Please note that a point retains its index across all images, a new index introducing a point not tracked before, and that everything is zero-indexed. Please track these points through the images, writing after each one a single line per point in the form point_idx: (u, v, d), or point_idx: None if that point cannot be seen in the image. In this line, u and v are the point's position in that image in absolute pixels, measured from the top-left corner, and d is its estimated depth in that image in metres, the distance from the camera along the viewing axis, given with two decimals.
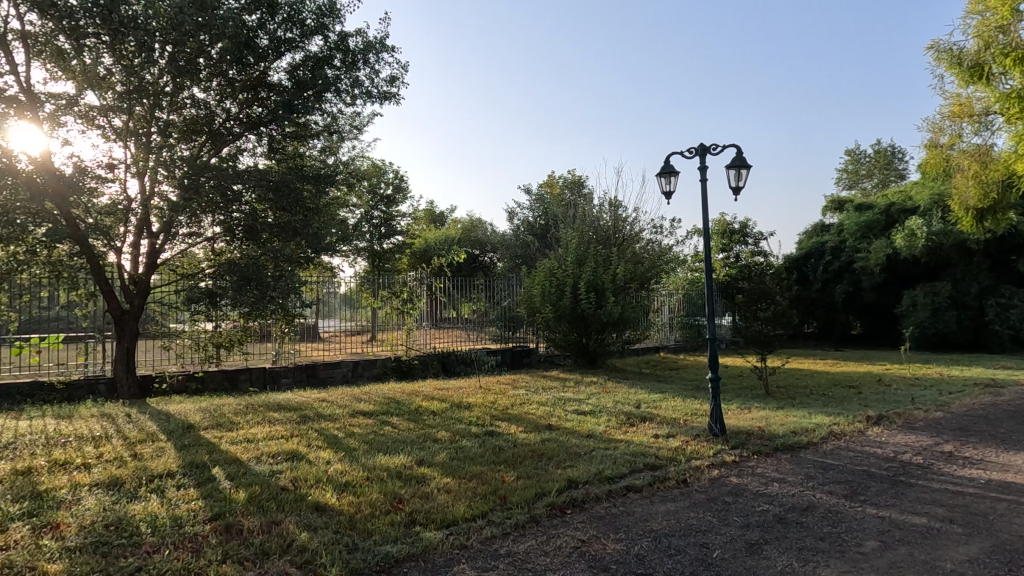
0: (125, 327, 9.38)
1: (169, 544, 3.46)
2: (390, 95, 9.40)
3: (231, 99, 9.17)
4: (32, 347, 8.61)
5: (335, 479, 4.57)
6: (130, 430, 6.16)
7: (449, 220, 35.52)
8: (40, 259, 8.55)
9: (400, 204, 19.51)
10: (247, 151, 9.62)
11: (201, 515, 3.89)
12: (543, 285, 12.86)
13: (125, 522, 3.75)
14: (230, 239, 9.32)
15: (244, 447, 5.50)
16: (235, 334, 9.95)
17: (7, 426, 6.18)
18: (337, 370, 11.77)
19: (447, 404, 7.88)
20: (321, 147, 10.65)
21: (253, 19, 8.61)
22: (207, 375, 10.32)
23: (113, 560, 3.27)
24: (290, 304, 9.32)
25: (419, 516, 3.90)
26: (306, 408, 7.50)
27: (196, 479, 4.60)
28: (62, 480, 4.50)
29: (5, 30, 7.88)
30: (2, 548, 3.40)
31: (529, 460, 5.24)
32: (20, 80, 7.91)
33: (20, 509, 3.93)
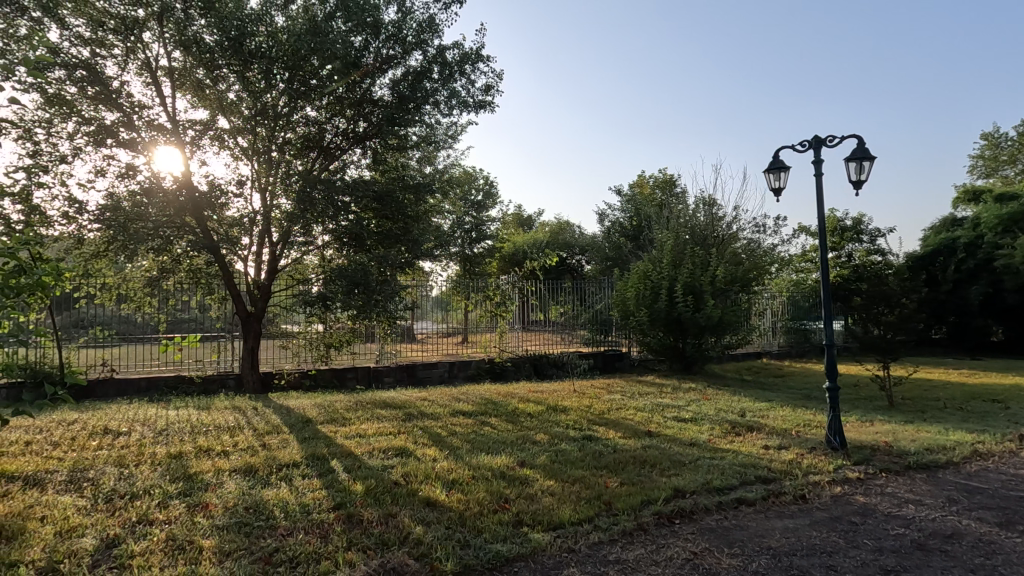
0: (249, 328, 10.39)
1: (301, 529, 3.77)
2: (486, 103, 9.66)
3: (339, 116, 9.78)
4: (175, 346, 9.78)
5: (443, 476, 4.75)
6: (258, 422, 6.79)
7: (537, 223, 35.79)
8: (184, 268, 9.81)
9: (491, 209, 20.02)
10: (353, 163, 10.27)
11: (325, 504, 4.19)
12: (637, 288, 12.57)
13: (262, 506, 4.14)
14: (339, 247, 9.98)
15: (357, 442, 5.87)
16: (344, 334, 10.67)
17: (159, 415, 7.05)
18: (434, 371, 12.26)
19: (544, 406, 7.93)
20: (419, 157, 11.22)
21: (361, 41, 9.13)
22: (319, 373, 11.10)
23: (254, 539, 3.61)
24: (392, 307, 9.88)
25: (526, 517, 3.95)
26: (410, 405, 7.86)
27: (318, 470, 4.97)
28: (207, 465, 5.05)
29: (156, 67, 9.00)
30: (165, 521, 3.87)
31: (631, 467, 5.14)
32: (166, 111, 9.00)
33: (176, 489, 4.46)
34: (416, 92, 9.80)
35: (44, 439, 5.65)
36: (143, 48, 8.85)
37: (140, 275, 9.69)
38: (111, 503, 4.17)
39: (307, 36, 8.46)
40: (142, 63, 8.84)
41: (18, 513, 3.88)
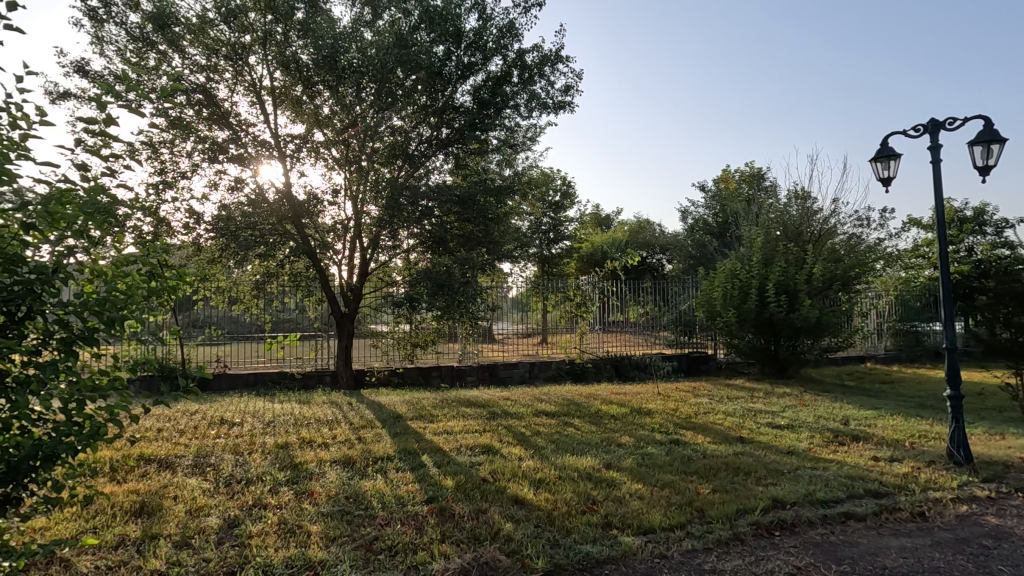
0: (343, 326, 11.04)
1: (397, 519, 3.95)
2: (565, 104, 9.66)
3: (423, 124, 10.16)
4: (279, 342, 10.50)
5: (530, 475, 4.80)
6: (354, 416, 7.19)
7: (615, 222, 35.28)
8: (286, 272, 10.67)
9: (568, 209, 19.99)
10: (437, 169, 10.60)
11: (418, 496, 4.38)
12: (724, 287, 11.99)
13: (361, 496, 4.39)
14: (423, 249, 10.37)
15: (446, 439, 6.07)
16: (429, 334, 11.09)
17: (268, 407, 7.67)
18: (515, 370, 12.42)
19: (627, 409, 7.78)
20: (498, 160, 11.39)
21: (443, 49, 9.45)
22: (406, 371, 11.58)
23: (355, 527, 3.83)
24: (474, 307, 10.15)
25: (615, 520, 3.90)
26: (494, 405, 7.98)
27: (410, 464, 5.19)
28: (310, 455, 5.42)
29: (261, 87, 9.79)
30: (277, 506, 4.20)
31: (723, 474, 4.94)
32: (270, 128, 9.77)
33: (285, 476, 4.82)
34: (496, 96, 10.02)
35: (172, 427, 6.31)
36: (249, 71, 9.64)
37: (248, 281, 10.40)
38: (231, 487, 4.59)
39: (395, 50, 8.96)
40: (248, 85, 9.63)
41: (156, 492, 4.36)
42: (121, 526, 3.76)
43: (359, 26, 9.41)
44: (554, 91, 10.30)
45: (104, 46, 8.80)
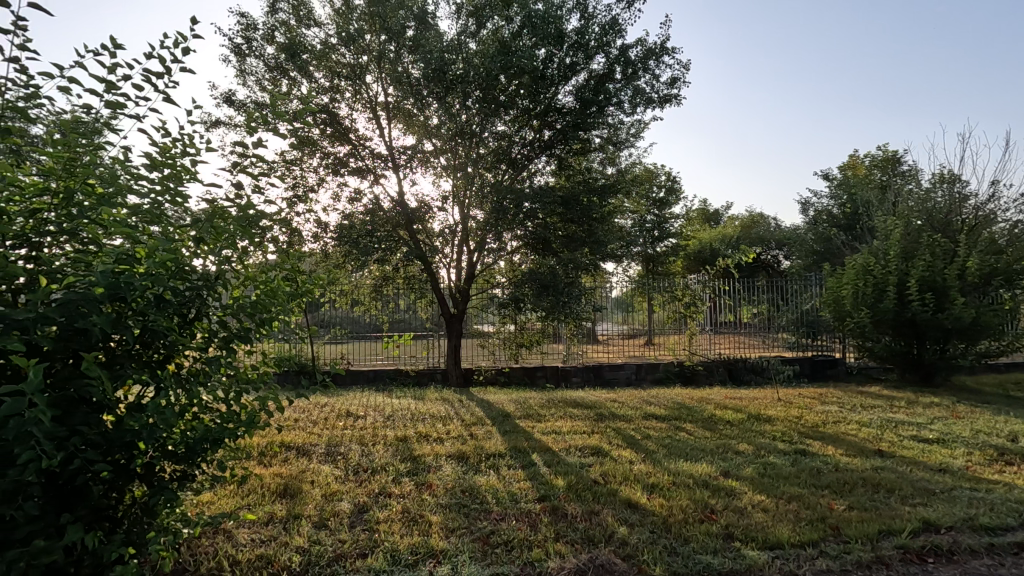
0: (453, 327, 11.58)
1: (512, 515, 4.05)
2: (671, 97, 9.35)
3: (526, 127, 10.33)
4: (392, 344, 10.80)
5: (642, 479, 4.69)
6: (465, 413, 7.48)
7: (725, 217, 33.50)
8: (400, 276, 11.32)
9: (673, 205, 19.30)
10: (539, 171, 10.73)
11: (531, 495, 4.45)
12: (855, 285, 10.88)
13: (476, 490, 4.55)
14: (528, 250, 10.51)
15: (555, 438, 6.12)
16: (534, 334, 11.28)
17: (387, 402, 8.21)
18: (621, 372, 12.22)
19: (745, 415, 7.34)
20: (601, 158, 11.38)
21: (545, 52, 9.52)
22: (512, 370, 11.83)
23: (472, 520, 3.98)
24: (579, 308, 10.15)
25: (737, 531, 3.70)
26: (601, 407, 7.90)
27: (521, 462, 5.30)
28: (427, 449, 5.72)
29: (376, 104, 10.50)
30: (400, 495, 4.48)
31: (860, 490, 4.49)
32: (384, 141, 10.44)
33: (406, 468, 5.13)
34: (599, 94, 9.93)
35: (307, 417, 6.96)
36: (366, 89, 10.36)
37: (368, 284, 11.17)
38: (359, 475, 4.96)
39: (500, 57, 9.14)
40: (365, 102, 10.34)
41: (296, 476, 4.83)
42: (270, 505, 4.21)
43: (463, 38, 9.74)
44: (660, 84, 10.01)
45: (247, 78, 9.92)
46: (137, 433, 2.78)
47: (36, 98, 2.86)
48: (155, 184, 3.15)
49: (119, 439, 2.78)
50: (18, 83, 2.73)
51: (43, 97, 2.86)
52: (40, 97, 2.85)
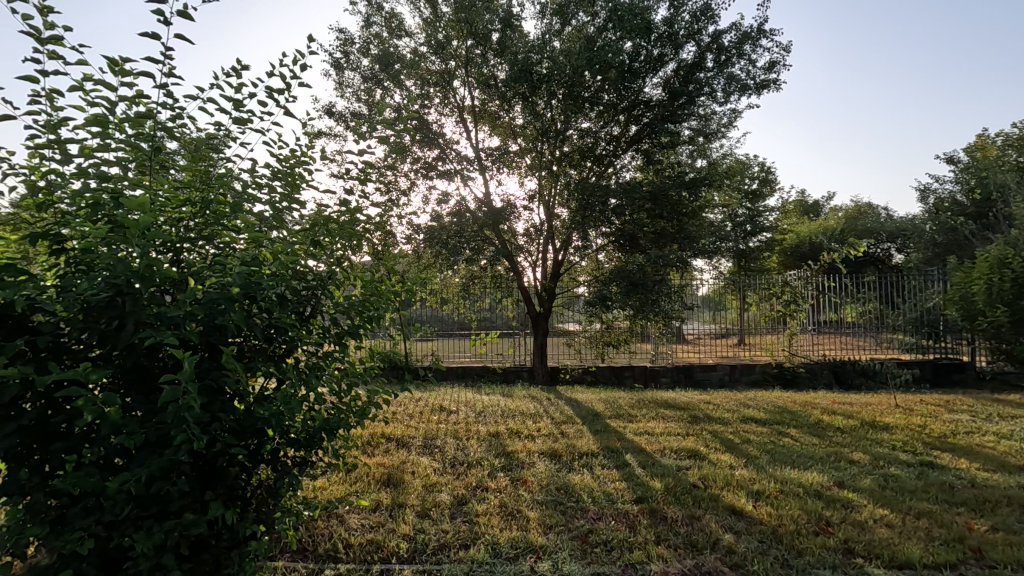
0: (539, 325, 11.67)
1: (609, 515, 4.00)
2: (770, 82, 8.80)
3: (612, 123, 10.14)
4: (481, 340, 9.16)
5: (746, 486, 4.46)
6: (554, 411, 7.50)
7: (826, 209, 31.27)
8: (488, 276, 11.53)
9: (768, 197, 18.25)
10: (626, 167, 10.57)
11: (627, 495, 4.36)
12: (988, 281, 9.67)
13: (570, 488, 4.54)
14: (614, 248, 10.34)
15: (648, 439, 5.98)
16: (622, 334, 11.07)
17: (477, 398, 8.38)
18: (714, 373, 11.72)
19: (858, 421, 6.78)
20: (691, 151, 10.99)
21: (631, 45, 9.27)
22: (598, 369, 11.73)
23: (570, 518, 3.98)
24: (668, 306, 9.90)
25: (858, 547, 3.43)
26: (696, 408, 7.62)
27: (615, 462, 5.22)
28: (520, 445, 5.79)
29: (463, 108, 10.77)
30: (496, 490, 4.57)
31: (1006, 510, 4.00)
32: (470, 143, 10.70)
33: (501, 463, 5.22)
34: (689, 84, 9.61)
35: (404, 410, 7.29)
36: (454, 94, 10.64)
37: (457, 283, 11.46)
38: (456, 468, 5.12)
39: (587, 54, 8.96)
40: (453, 106, 10.62)
41: (398, 467, 5.07)
42: (376, 493, 4.45)
43: (547, 37, 9.67)
44: (757, 70, 9.48)
45: (345, 90, 10.53)
46: (267, 421, 3.04)
47: (179, 119, 3.18)
48: (276, 192, 3.41)
49: (251, 426, 3.05)
50: (164, 106, 3.04)
51: (183, 117, 3.17)
52: (180, 117, 3.17)
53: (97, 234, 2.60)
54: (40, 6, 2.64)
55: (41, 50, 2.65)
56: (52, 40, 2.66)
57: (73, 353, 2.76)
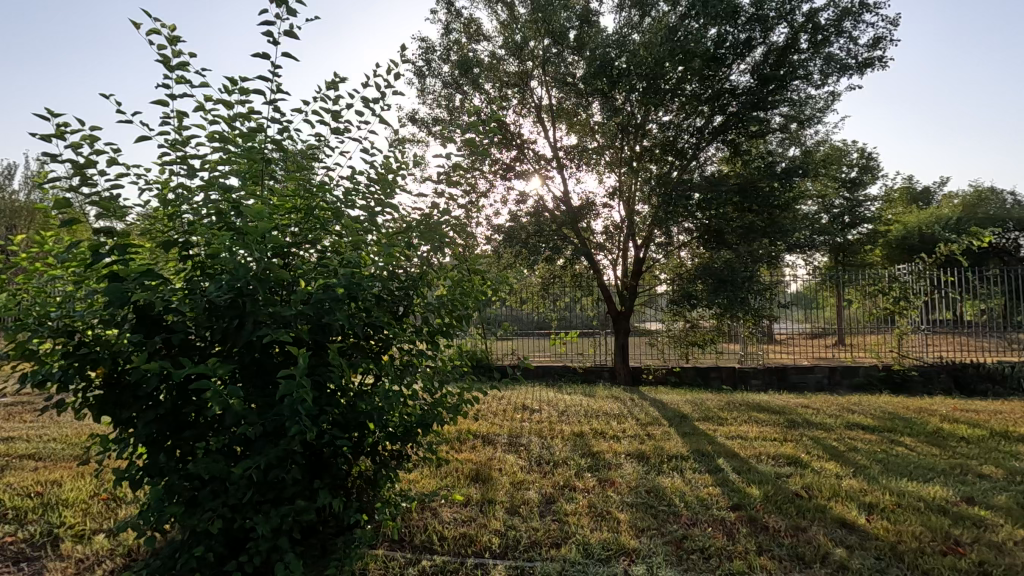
0: (620, 324, 11.53)
1: (704, 521, 3.85)
2: (874, 60, 8.09)
3: (695, 114, 9.77)
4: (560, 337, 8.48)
5: (857, 497, 4.14)
6: (639, 412, 7.32)
7: (938, 196, 28.37)
8: (568, 275, 11.48)
9: (869, 186, 16.88)
10: (711, 159, 10.16)
11: (722, 501, 4.17)
12: None
13: (661, 492, 4.41)
14: (698, 244, 9.94)
15: (741, 444, 5.69)
16: (709, 333, 10.57)
17: (560, 398, 8.34)
18: (810, 376, 10.95)
19: (987, 431, 6.08)
20: (780, 139, 10.34)
21: (716, 32, 8.91)
22: (683, 370, 11.35)
23: (662, 522, 3.87)
24: (758, 304, 9.40)
25: (997, 571, 3.08)
26: (793, 412, 7.16)
27: (707, 466, 5.01)
28: (605, 446, 5.70)
29: (541, 108, 10.78)
30: (584, 490, 4.53)
31: None
32: (548, 142, 10.70)
33: (587, 463, 5.17)
34: (781, 69, 9.12)
35: (489, 408, 7.43)
36: (532, 94, 10.68)
37: (536, 283, 11.51)
38: (542, 467, 5.13)
39: (668, 44, 8.76)
40: (531, 106, 10.68)
41: (485, 463, 5.16)
42: (466, 488, 4.55)
43: (625, 30, 9.48)
44: (859, 48, 8.80)
45: (426, 96, 10.89)
46: (368, 415, 3.20)
47: (285, 132, 3.42)
48: (372, 197, 3.58)
49: (354, 420, 3.21)
50: (273, 120, 3.29)
51: (289, 130, 3.41)
52: (288, 130, 3.41)
53: (221, 241, 2.85)
54: (169, 38, 2.95)
55: (170, 76, 2.96)
56: (179, 67, 2.96)
57: (201, 350, 3.04)
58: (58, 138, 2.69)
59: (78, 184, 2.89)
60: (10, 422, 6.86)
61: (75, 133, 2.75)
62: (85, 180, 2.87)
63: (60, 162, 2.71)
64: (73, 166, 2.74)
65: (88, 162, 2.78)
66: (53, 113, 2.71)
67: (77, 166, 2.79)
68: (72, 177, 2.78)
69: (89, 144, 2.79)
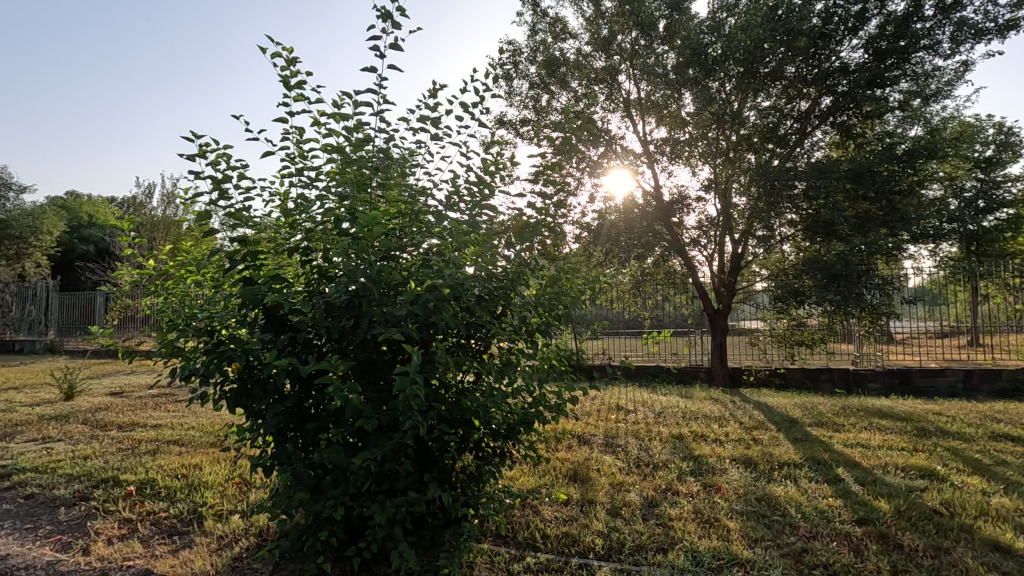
0: (717, 323, 10.95)
1: (825, 535, 3.57)
2: (1017, 22, 7.10)
3: (799, 97, 9.12)
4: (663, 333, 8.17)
5: (1010, 518, 3.65)
6: (742, 415, 6.93)
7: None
8: (661, 273, 11.12)
9: (1008, 165, 14.89)
10: (818, 144, 9.44)
11: (846, 514, 3.84)
12: None
13: (773, 500, 4.14)
14: (804, 237, 9.25)
15: (863, 452, 5.21)
16: (819, 332, 9.83)
17: (655, 399, 8.10)
18: (941, 379, 9.82)
19: None
20: (898, 117, 9.23)
21: (823, 7, 8.35)
22: (789, 372, 10.62)
23: (777, 533, 3.63)
24: (874, 299, 8.67)
25: None
26: (923, 420, 6.45)
27: (825, 475, 4.65)
28: (708, 449, 5.45)
29: (629, 102, 10.54)
30: (688, 494, 4.36)
31: None
32: (637, 137, 10.45)
33: (690, 467, 4.97)
34: (901, 40, 8.31)
35: (583, 408, 7.38)
36: (620, 89, 10.47)
37: (627, 281, 11.26)
38: (642, 468, 5.00)
39: (769, 24, 8.36)
40: (619, 101, 10.47)
41: (583, 463, 5.12)
42: (565, 487, 4.54)
43: (720, 14, 9.17)
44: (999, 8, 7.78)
45: (514, 98, 10.98)
46: (474, 412, 3.28)
47: (390, 141, 3.59)
48: (469, 199, 3.66)
49: (460, 416, 3.30)
50: (380, 130, 3.46)
51: (393, 139, 3.57)
52: (392, 139, 3.58)
53: (339, 246, 3.05)
54: (288, 59, 3.19)
55: (289, 94, 3.21)
56: (298, 85, 3.21)
57: (321, 348, 3.28)
58: (200, 157, 3.00)
59: (216, 198, 3.21)
60: (158, 411, 7.77)
61: (213, 151, 3.05)
62: (221, 194, 3.18)
63: (202, 178, 3.02)
64: (212, 181, 3.05)
65: (224, 177, 3.07)
66: (196, 135, 3.03)
67: (216, 182, 3.10)
68: (211, 191, 3.09)
69: (224, 161, 3.09)
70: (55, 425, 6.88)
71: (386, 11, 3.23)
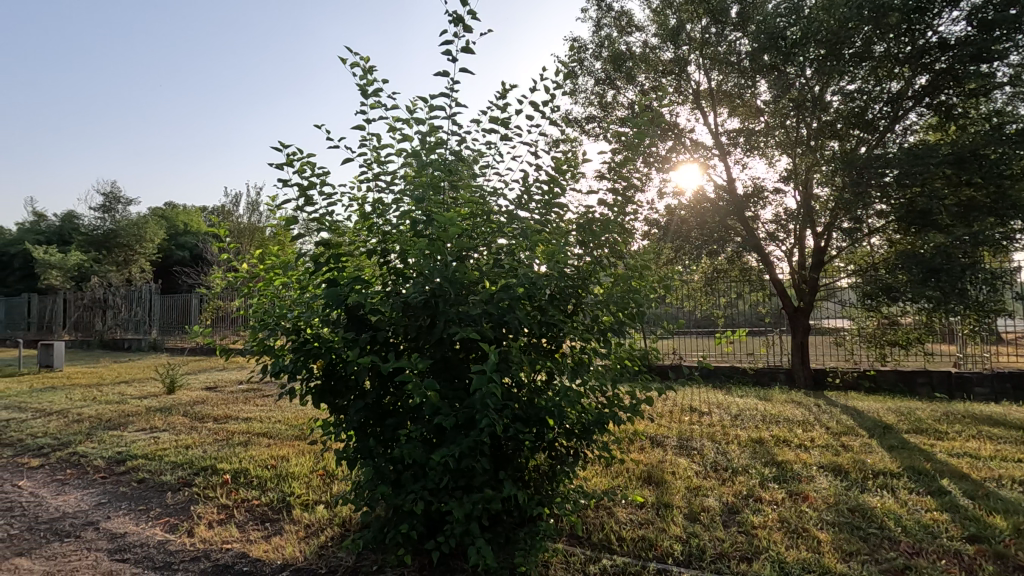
0: (797, 322, 10.36)
1: (931, 552, 3.28)
2: None
3: (889, 78, 8.45)
4: (739, 333, 7.83)
5: None
6: (829, 420, 6.51)
7: None
8: (734, 271, 10.66)
9: None
10: (912, 127, 8.70)
11: (954, 531, 3.52)
12: None
13: (869, 512, 3.85)
14: (897, 227, 8.62)
15: (972, 463, 4.76)
16: (915, 331, 9.14)
17: (731, 401, 7.77)
18: None
19: None
20: (1008, 92, 8.03)
21: None
22: (881, 374, 9.89)
23: (875, 547, 3.38)
24: (980, 295, 7.91)
25: None
26: None
27: (927, 487, 4.27)
28: (792, 455, 5.16)
29: (699, 93, 10.18)
30: (772, 502, 4.15)
31: None
32: (708, 129, 10.12)
33: (773, 473, 4.73)
34: (1011, 8, 7.47)
35: (654, 409, 7.20)
36: (689, 80, 10.13)
37: (698, 279, 10.87)
38: (720, 473, 4.82)
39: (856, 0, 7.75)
40: (689, 93, 10.14)
41: (657, 465, 4.99)
42: (640, 489, 4.45)
43: None
44: None
45: (579, 95, 10.90)
46: (548, 410, 3.27)
47: (461, 143, 3.65)
48: (539, 198, 3.65)
49: (535, 415, 3.30)
50: (451, 133, 3.53)
51: (465, 141, 3.63)
52: (463, 142, 3.64)
53: (416, 247, 3.14)
54: (365, 69, 3.33)
55: (367, 102, 3.34)
56: (374, 93, 3.34)
57: (400, 347, 3.39)
58: (288, 165, 3.19)
59: (302, 204, 3.39)
60: (248, 405, 8.32)
61: (299, 159, 3.23)
62: (306, 201, 3.37)
63: (290, 185, 3.21)
64: (298, 188, 3.24)
65: (309, 184, 3.25)
66: (284, 145, 3.23)
67: (302, 188, 3.28)
68: (298, 198, 3.28)
69: (309, 168, 3.27)
70: (161, 416, 7.53)
71: (457, 15, 3.29)
